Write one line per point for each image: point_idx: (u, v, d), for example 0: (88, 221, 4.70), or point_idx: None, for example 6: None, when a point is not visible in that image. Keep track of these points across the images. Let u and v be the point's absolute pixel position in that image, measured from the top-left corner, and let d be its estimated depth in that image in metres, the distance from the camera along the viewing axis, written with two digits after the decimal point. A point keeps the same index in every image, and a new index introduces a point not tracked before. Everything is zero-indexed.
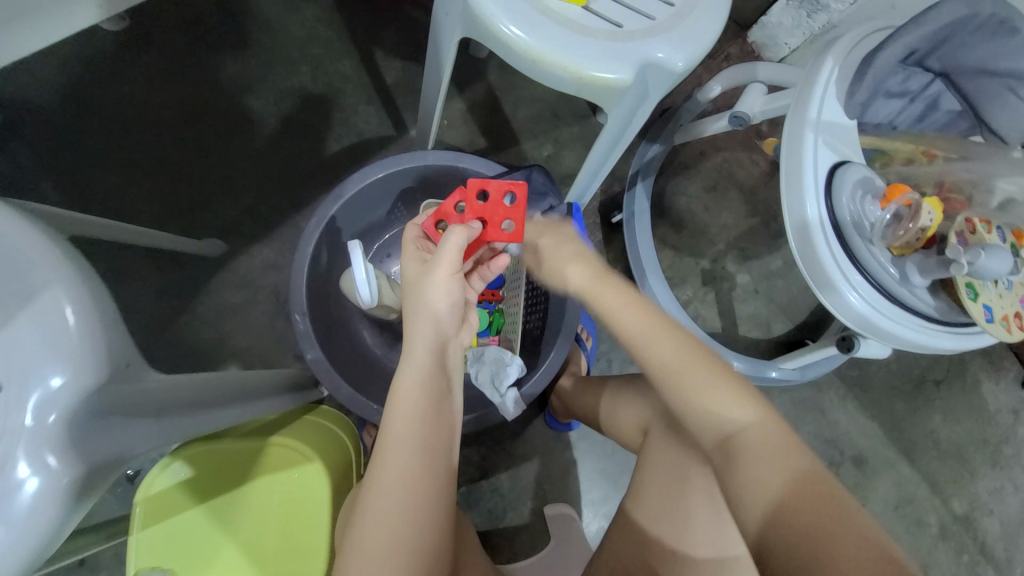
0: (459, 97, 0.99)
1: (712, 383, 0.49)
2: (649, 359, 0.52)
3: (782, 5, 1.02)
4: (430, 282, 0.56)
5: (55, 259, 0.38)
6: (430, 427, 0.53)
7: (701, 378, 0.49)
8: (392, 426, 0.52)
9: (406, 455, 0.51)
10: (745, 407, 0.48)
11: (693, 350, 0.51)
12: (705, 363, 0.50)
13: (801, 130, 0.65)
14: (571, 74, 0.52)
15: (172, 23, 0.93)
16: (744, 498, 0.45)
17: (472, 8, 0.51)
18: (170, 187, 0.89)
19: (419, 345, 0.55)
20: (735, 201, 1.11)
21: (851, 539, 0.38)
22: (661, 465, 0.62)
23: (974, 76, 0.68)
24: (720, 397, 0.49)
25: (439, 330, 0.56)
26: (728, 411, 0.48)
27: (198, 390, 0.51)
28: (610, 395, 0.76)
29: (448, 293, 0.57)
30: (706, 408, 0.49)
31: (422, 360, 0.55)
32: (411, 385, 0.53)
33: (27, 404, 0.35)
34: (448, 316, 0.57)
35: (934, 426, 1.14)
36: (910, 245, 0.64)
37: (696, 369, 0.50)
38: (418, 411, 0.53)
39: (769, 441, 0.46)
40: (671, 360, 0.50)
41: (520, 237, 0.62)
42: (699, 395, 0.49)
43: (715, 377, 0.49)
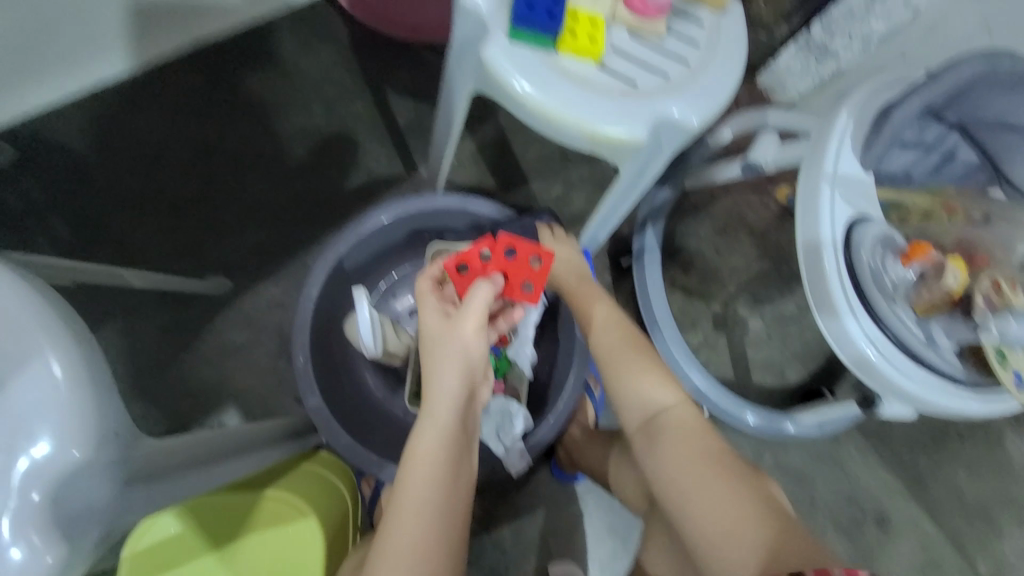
0: (470, 137, 0.99)
1: (643, 369, 0.59)
2: (599, 343, 0.64)
3: (791, 51, 1.03)
4: (458, 340, 0.54)
5: (50, 324, 0.37)
6: (451, 489, 0.50)
7: (631, 362, 0.61)
8: (409, 483, 0.50)
9: (425, 517, 0.48)
10: (666, 391, 0.58)
11: (632, 342, 0.63)
12: (638, 352, 0.62)
13: (817, 183, 0.64)
14: (584, 132, 0.51)
15: (194, 65, 0.94)
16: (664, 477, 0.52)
17: (486, 65, 0.51)
18: (181, 225, 0.89)
19: (442, 400, 0.53)
20: (747, 243, 1.09)
21: (752, 510, 0.47)
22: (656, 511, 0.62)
23: (993, 129, 0.66)
24: (645, 378, 0.59)
25: (465, 386, 0.54)
26: (650, 391, 0.58)
27: (192, 450, 0.48)
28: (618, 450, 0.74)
29: (477, 349, 0.55)
30: (632, 386, 0.59)
31: (445, 416, 0.52)
32: (431, 439, 0.51)
33: (12, 477, 0.33)
34: (476, 370, 0.55)
35: (959, 482, 1.09)
36: (936, 306, 0.62)
37: (633, 355, 0.61)
38: (437, 469, 0.50)
39: (684, 421, 0.55)
40: (609, 346, 0.63)
41: (537, 300, 0.61)
42: (627, 374, 0.60)
43: (646, 364, 0.60)
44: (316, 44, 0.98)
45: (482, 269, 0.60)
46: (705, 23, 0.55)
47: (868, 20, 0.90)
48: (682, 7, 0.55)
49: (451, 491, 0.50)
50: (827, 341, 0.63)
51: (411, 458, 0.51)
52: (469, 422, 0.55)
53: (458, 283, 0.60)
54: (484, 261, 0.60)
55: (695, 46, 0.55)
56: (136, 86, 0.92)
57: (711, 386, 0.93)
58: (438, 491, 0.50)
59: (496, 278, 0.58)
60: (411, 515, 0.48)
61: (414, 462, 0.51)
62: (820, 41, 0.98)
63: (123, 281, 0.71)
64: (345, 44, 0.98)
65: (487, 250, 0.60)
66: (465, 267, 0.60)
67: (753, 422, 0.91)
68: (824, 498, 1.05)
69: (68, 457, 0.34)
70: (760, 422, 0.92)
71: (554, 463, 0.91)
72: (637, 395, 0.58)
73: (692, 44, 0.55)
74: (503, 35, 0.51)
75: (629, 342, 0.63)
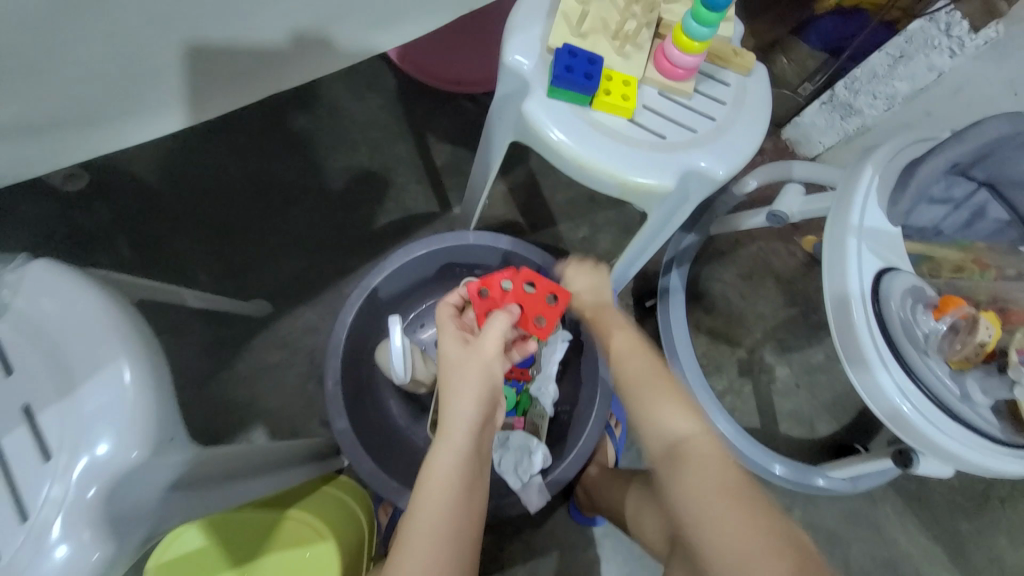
0: (502, 179, 1.05)
1: (666, 396, 0.56)
2: (619, 365, 0.61)
3: (816, 107, 1.07)
4: (475, 369, 0.56)
5: (123, 331, 0.39)
6: (461, 514, 0.50)
7: (652, 390, 0.58)
8: (422, 503, 0.50)
9: (437, 537, 0.48)
10: (689, 421, 0.55)
11: (656, 370, 0.59)
12: (662, 379, 0.59)
13: (843, 234, 0.65)
14: (614, 179, 0.55)
15: (255, 105, 1.03)
16: (693, 514, 0.48)
17: (526, 117, 0.56)
18: (231, 250, 0.95)
19: (457, 425, 0.54)
20: (772, 290, 1.09)
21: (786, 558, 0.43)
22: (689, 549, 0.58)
23: (1021, 188, 0.67)
24: (667, 408, 0.56)
25: (480, 410, 0.55)
26: (672, 422, 0.55)
27: (229, 462, 0.50)
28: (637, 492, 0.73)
29: (494, 375, 0.57)
30: (653, 416, 0.56)
31: (460, 441, 0.53)
32: (444, 461, 0.52)
33: (74, 474, 0.36)
34: (492, 397, 0.56)
35: (1003, 552, 1.03)
36: (970, 359, 0.61)
37: (656, 382, 0.58)
38: (449, 491, 0.51)
39: (708, 453, 0.52)
40: (632, 374, 0.59)
41: (547, 336, 0.64)
42: (645, 400, 0.57)
43: (668, 392, 0.57)
44: (366, 92, 1.05)
45: (500, 298, 0.64)
46: (731, 82, 0.59)
47: (891, 81, 0.93)
48: (710, 66, 0.59)
49: (463, 513, 0.51)
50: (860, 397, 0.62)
51: (425, 479, 0.52)
52: (482, 448, 0.56)
53: (478, 310, 0.64)
54: (503, 290, 0.64)
55: (721, 103, 0.58)
56: (200, 122, 1.00)
57: (737, 436, 0.90)
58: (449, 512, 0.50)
59: (512, 308, 0.62)
60: (426, 537, 0.48)
61: (428, 484, 0.51)
62: (844, 99, 1.01)
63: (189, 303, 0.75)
64: (393, 93, 1.06)
65: (508, 281, 0.64)
66: (486, 293, 0.64)
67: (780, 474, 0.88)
68: (860, 563, 0.99)
69: (126, 459, 0.36)
70: (788, 473, 0.89)
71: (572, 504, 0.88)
72: (658, 427, 0.55)
73: (718, 101, 0.58)
74: (543, 91, 0.55)
75: (651, 366, 0.60)
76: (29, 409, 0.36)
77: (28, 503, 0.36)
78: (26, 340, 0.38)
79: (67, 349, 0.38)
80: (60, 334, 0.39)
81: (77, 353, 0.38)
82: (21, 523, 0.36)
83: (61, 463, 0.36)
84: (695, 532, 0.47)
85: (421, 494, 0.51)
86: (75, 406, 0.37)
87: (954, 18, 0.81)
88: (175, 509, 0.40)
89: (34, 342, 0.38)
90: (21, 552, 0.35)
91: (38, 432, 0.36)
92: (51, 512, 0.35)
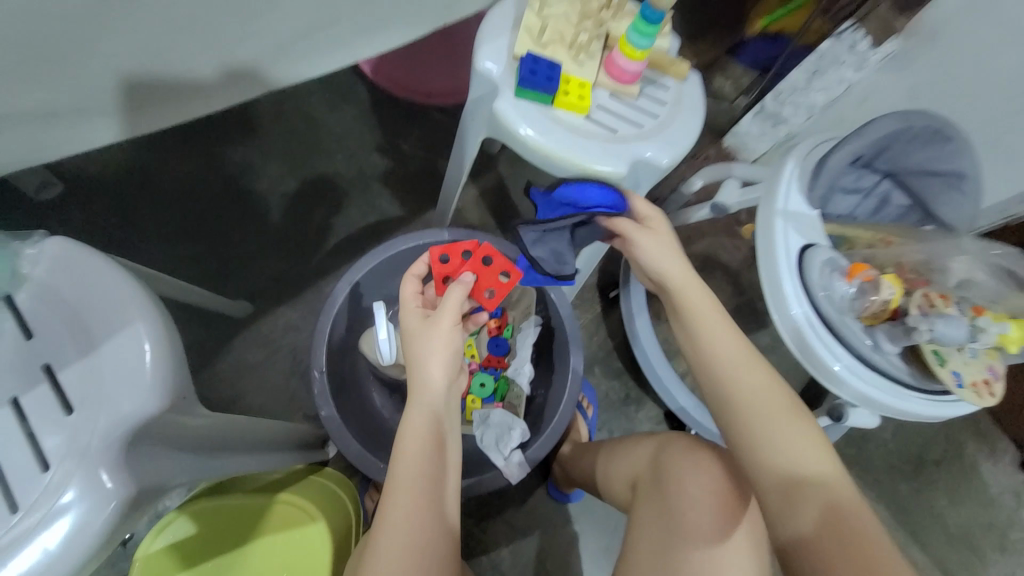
0: (474, 184, 1.12)
1: (792, 418, 0.56)
2: (736, 375, 0.59)
3: (750, 118, 1.16)
4: (432, 340, 0.61)
5: (138, 300, 0.42)
6: (435, 465, 0.57)
7: (772, 416, 0.56)
8: (402, 460, 0.56)
9: (420, 486, 0.56)
10: (813, 453, 0.54)
11: (776, 393, 0.58)
12: (783, 403, 0.57)
13: (771, 218, 0.75)
14: (577, 167, 0.63)
15: (229, 114, 1.05)
16: (794, 518, 0.51)
17: (496, 115, 0.63)
18: (209, 255, 0.97)
19: (425, 389, 0.59)
20: (722, 280, 1.20)
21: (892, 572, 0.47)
22: (695, 484, 0.62)
23: (917, 177, 0.82)
24: (789, 435, 0.55)
25: (444, 374, 0.61)
26: (794, 454, 0.54)
27: (229, 433, 0.53)
28: (604, 454, 0.78)
29: (454, 341, 0.62)
30: (771, 443, 0.55)
31: (430, 403, 0.59)
32: (418, 420, 0.58)
33: (96, 424, 0.39)
34: (452, 363, 0.61)
35: (939, 508, 1.14)
36: (877, 315, 0.72)
37: (782, 405, 0.57)
38: (425, 448, 0.57)
39: (842, 488, 0.52)
40: (750, 398, 0.58)
41: (494, 308, 0.69)
42: (763, 425, 0.56)
43: (790, 419, 0.56)
44: (341, 104, 1.10)
45: (457, 268, 0.69)
46: (670, 87, 0.69)
47: (810, 93, 1.05)
48: (652, 74, 0.69)
49: (437, 464, 0.57)
50: (801, 359, 0.73)
51: (402, 440, 0.57)
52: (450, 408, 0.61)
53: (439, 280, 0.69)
54: (463, 259, 0.69)
55: (663, 104, 0.68)
56: (173, 130, 1.01)
57: (698, 409, 0.99)
58: (426, 464, 0.57)
59: (467, 276, 0.66)
60: (406, 485, 0.55)
61: (407, 443, 0.57)
62: (773, 110, 1.12)
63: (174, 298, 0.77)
64: (366, 105, 1.10)
65: (468, 251, 0.70)
66: (447, 261, 0.69)
67: None
68: None
69: (143, 409, 0.40)
70: None
71: (551, 483, 0.93)
72: (779, 457, 0.54)
73: (661, 102, 0.68)
74: (511, 92, 0.63)
75: (769, 386, 0.59)
76: (50, 367, 0.42)
77: (48, 453, 0.40)
78: (45, 309, 0.43)
79: (84, 315, 0.42)
80: (78, 304, 0.42)
81: (95, 320, 0.42)
82: (41, 472, 0.39)
83: (85, 416, 0.40)
84: (791, 530, 0.51)
85: (402, 452, 0.57)
86: (96, 366, 0.41)
87: (858, 37, 0.93)
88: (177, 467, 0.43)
89: (53, 310, 0.43)
90: (41, 497, 0.38)
91: (59, 387, 0.41)
92: (73, 462, 0.38)
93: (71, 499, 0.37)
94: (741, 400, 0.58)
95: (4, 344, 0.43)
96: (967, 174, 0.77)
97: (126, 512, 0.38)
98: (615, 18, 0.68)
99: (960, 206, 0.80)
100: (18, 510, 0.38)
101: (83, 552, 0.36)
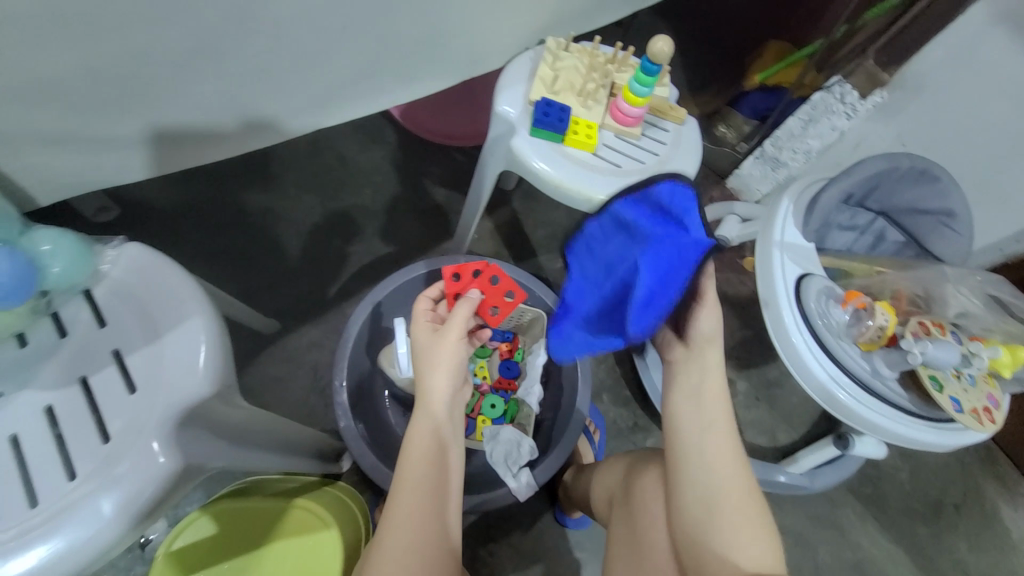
0: (489, 218, 1.19)
1: (755, 521, 0.54)
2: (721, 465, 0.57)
3: (750, 161, 1.23)
4: (440, 353, 0.65)
5: (198, 298, 0.48)
6: (438, 473, 0.60)
7: (741, 514, 0.54)
8: (406, 464, 0.60)
9: (421, 493, 0.58)
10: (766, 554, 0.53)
11: (751, 498, 0.56)
12: (755, 508, 0.55)
13: (769, 248, 0.80)
14: (585, 197, 0.71)
15: (270, 150, 1.16)
16: None
17: (514, 151, 0.71)
18: (243, 276, 1.05)
19: (434, 401, 0.63)
20: (728, 313, 1.23)
21: None
22: (655, 513, 0.62)
23: (908, 215, 0.86)
24: (749, 534, 0.54)
25: (451, 385, 0.65)
26: (747, 549, 0.53)
27: (261, 428, 0.58)
28: (593, 471, 0.80)
29: (459, 355, 0.66)
30: (727, 538, 0.53)
31: (436, 411, 0.62)
32: (420, 429, 0.62)
33: (156, 404, 0.44)
34: (458, 375, 0.66)
35: (961, 555, 1.10)
36: (874, 341, 0.75)
37: (751, 505, 0.55)
38: (427, 457, 0.60)
39: None
40: (729, 496, 0.55)
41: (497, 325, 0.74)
42: (728, 519, 0.54)
43: (754, 522, 0.54)
44: (370, 144, 1.20)
45: (465, 286, 0.73)
46: (669, 129, 0.77)
47: (806, 139, 1.10)
48: (653, 117, 0.77)
49: (439, 469, 0.60)
50: (805, 384, 0.75)
51: (406, 449, 0.61)
52: (455, 419, 0.65)
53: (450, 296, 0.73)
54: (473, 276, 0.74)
55: (662, 144, 0.76)
56: (220, 164, 1.11)
57: None
58: (428, 469, 0.59)
59: (474, 293, 0.71)
60: (408, 487, 0.58)
61: (410, 452, 0.60)
62: (772, 154, 1.18)
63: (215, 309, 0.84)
64: (393, 145, 1.21)
65: (478, 270, 0.74)
66: (458, 277, 0.73)
67: None
68: (829, 564, 1.05)
69: (197, 392, 0.45)
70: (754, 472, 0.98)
71: (558, 509, 0.93)
72: (731, 549, 0.53)
73: (660, 142, 0.76)
74: (526, 131, 0.72)
75: (747, 491, 0.56)
76: (119, 353, 0.48)
77: (110, 429, 0.45)
78: (117, 302, 0.50)
79: (152, 309, 0.48)
80: (147, 299, 0.49)
81: (161, 313, 0.48)
82: (102, 444, 0.44)
83: (147, 396, 0.45)
84: None
85: (404, 459, 0.60)
86: (160, 353, 0.47)
87: (846, 89, 0.99)
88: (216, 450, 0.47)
89: (124, 303, 0.49)
90: (97, 468, 0.43)
91: (128, 370, 0.47)
92: (134, 436, 0.43)
93: (124, 469, 0.41)
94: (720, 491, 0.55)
95: (79, 332, 0.49)
96: (956, 213, 0.82)
97: (169, 486, 0.42)
98: (618, 71, 0.77)
99: (952, 241, 0.84)
100: (77, 477, 0.43)
101: (134, 516, 0.41)
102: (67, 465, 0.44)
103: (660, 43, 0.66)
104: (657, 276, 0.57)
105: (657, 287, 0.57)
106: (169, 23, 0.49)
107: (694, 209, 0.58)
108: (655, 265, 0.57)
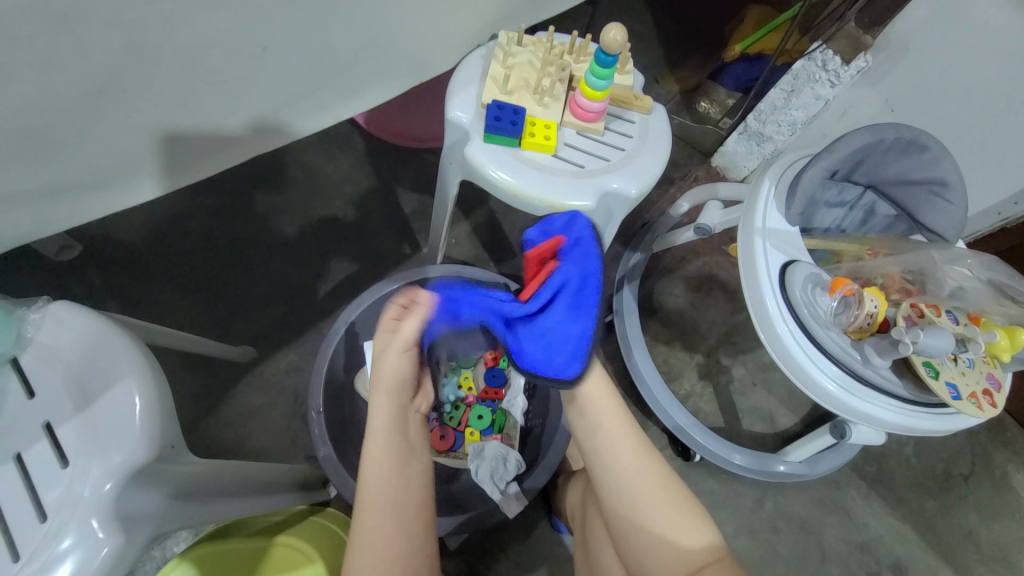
0: (465, 220, 1.15)
1: (669, 504, 0.55)
2: (613, 462, 0.59)
3: (735, 137, 1.19)
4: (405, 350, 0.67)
5: (134, 358, 0.46)
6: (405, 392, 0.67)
7: (662, 508, 0.55)
8: (366, 476, 0.58)
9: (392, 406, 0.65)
10: (707, 537, 0.53)
11: (668, 486, 0.56)
12: (674, 495, 0.56)
13: (751, 238, 0.75)
14: (547, 203, 0.67)
15: (230, 170, 1.11)
16: None
17: (468, 160, 0.67)
18: (213, 302, 1.02)
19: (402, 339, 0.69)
20: (720, 298, 1.19)
21: None
22: (604, 542, 0.64)
23: (898, 187, 0.80)
24: (678, 523, 0.54)
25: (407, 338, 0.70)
26: (683, 535, 0.53)
27: (225, 478, 0.56)
28: (563, 481, 0.88)
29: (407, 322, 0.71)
30: (659, 531, 0.54)
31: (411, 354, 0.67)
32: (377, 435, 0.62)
33: (90, 477, 0.42)
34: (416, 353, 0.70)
35: (971, 526, 1.08)
36: (864, 329, 0.70)
37: (662, 494, 0.56)
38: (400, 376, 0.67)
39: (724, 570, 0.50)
40: (643, 497, 0.56)
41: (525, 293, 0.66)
42: (655, 517, 0.54)
43: (678, 507, 0.55)
44: (337, 153, 1.16)
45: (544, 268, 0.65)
46: (635, 120, 0.72)
47: (789, 111, 1.05)
48: (617, 108, 0.72)
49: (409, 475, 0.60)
50: (795, 382, 0.72)
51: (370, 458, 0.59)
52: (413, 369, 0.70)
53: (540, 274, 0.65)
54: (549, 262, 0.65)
55: (628, 137, 0.71)
56: (181, 190, 1.08)
57: (697, 429, 0.98)
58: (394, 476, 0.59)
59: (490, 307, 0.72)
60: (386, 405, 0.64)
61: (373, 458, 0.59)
62: (756, 129, 1.14)
63: (181, 348, 0.81)
64: (362, 153, 1.16)
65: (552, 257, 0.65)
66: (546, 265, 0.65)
67: (742, 462, 0.96)
68: (835, 547, 1.03)
69: (137, 458, 0.43)
70: (749, 462, 0.97)
71: (554, 518, 0.91)
72: (668, 542, 0.53)
73: (627, 136, 0.71)
74: (480, 138, 0.67)
75: (660, 483, 0.57)
76: (50, 425, 0.46)
77: (47, 504, 0.43)
78: (48, 369, 0.47)
79: (90, 374, 0.46)
80: (81, 365, 0.47)
81: (97, 377, 0.46)
82: (40, 522, 0.42)
83: (78, 469, 0.43)
84: None
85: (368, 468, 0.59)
86: (93, 421, 0.45)
87: (828, 56, 0.94)
88: (170, 515, 0.45)
89: (54, 369, 0.47)
90: (38, 548, 0.41)
91: (61, 443, 0.45)
92: (67, 515, 0.41)
93: (62, 555, 0.39)
94: (625, 497, 0.57)
95: (9, 406, 0.47)
96: (949, 181, 0.76)
97: (115, 560, 0.40)
98: (576, 62, 0.72)
99: (944, 213, 0.78)
100: (20, 558, 0.41)
101: None
102: (7, 547, 0.42)
103: (612, 32, 0.61)
104: (568, 320, 0.61)
105: (557, 295, 0.61)
106: (58, 68, 0.45)
107: (581, 226, 0.63)
108: (561, 279, 0.61)
